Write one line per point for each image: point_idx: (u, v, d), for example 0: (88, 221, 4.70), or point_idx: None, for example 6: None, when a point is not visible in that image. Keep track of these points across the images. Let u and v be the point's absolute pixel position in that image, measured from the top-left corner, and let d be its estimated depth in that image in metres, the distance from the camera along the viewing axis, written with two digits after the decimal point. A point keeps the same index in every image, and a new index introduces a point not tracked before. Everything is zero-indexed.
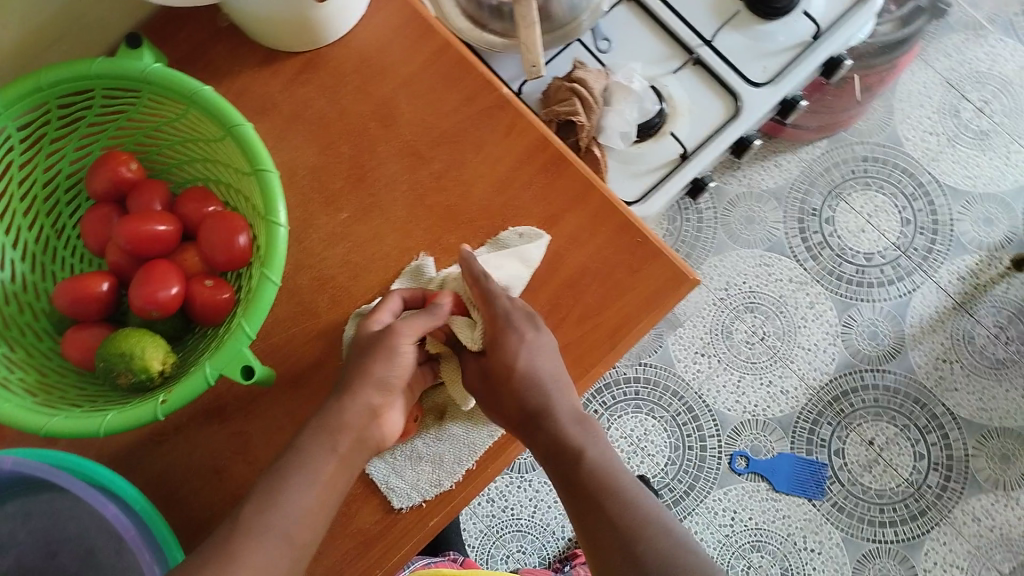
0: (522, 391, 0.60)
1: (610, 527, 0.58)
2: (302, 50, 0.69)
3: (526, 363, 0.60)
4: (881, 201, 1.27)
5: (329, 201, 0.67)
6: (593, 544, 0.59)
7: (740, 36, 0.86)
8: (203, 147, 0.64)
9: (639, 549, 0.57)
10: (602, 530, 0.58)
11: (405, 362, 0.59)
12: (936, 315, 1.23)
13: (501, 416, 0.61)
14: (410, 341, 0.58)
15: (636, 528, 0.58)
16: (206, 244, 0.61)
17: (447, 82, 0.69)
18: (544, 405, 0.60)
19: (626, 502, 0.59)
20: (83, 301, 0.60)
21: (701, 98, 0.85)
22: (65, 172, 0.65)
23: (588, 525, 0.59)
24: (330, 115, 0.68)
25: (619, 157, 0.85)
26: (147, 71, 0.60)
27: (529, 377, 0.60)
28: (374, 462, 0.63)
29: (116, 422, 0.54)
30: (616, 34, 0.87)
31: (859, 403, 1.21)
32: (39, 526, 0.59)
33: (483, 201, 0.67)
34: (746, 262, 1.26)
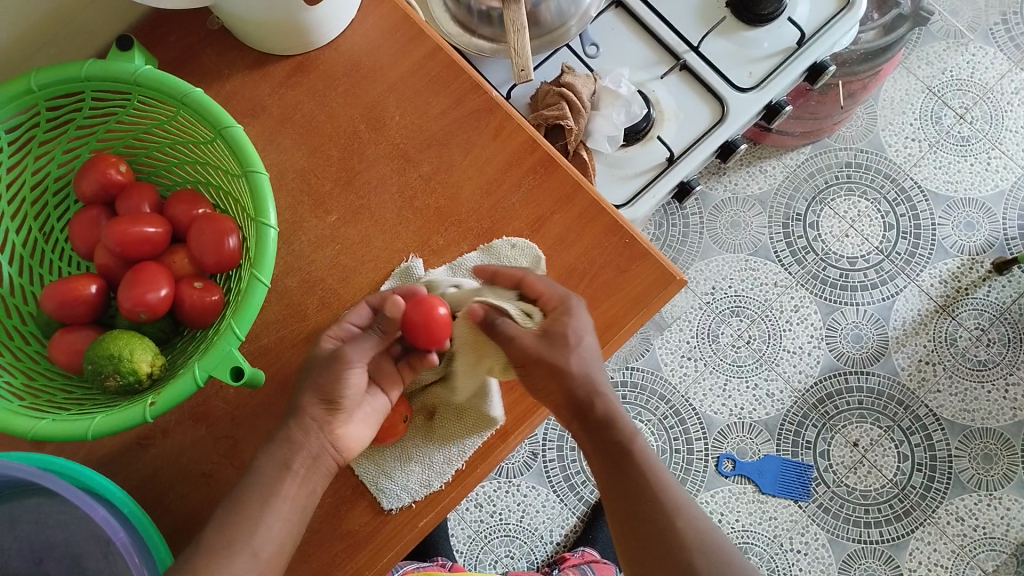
0: (565, 361, 0.58)
1: (652, 504, 0.59)
2: (291, 54, 0.69)
3: (578, 335, 0.58)
4: (864, 206, 1.29)
5: (318, 203, 0.67)
6: (626, 523, 0.60)
7: (726, 42, 0.87)
8: (192, 150, 0.64)
9: (678, 529, 0.59)
10: (645, 510, 0.59)
11: (358, 381, 0.58)
12: (918, 318, 1.25)
13: (551, 383, 0.58)
14: (360, 365, 0.58)
15: (677, 507, 0.60)
16: (195, 246, 0.61)
17: (436, 86, 0.69)
18: (597, 384, 0.59)
19: (662, 483, 0.60)
20: (71, 304, 0.60)
21: (687, 102, 0.86)
22: (52, 175, 0.65)
23: (623, 498, 0.59)
24: (319, 119, 0.69)
25: (606, 161, 0.85)
26: (136, 74, 0.60)
27: (584, 347, 0.58)
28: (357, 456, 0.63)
29: (104, 425, 0.54)
30: (604, 39, 0.88)
31: (844, 405, 1.22)
32: (26, 532, 0.59)
33: (472, 204, 0.67)
34: (731, 265, 1.27)
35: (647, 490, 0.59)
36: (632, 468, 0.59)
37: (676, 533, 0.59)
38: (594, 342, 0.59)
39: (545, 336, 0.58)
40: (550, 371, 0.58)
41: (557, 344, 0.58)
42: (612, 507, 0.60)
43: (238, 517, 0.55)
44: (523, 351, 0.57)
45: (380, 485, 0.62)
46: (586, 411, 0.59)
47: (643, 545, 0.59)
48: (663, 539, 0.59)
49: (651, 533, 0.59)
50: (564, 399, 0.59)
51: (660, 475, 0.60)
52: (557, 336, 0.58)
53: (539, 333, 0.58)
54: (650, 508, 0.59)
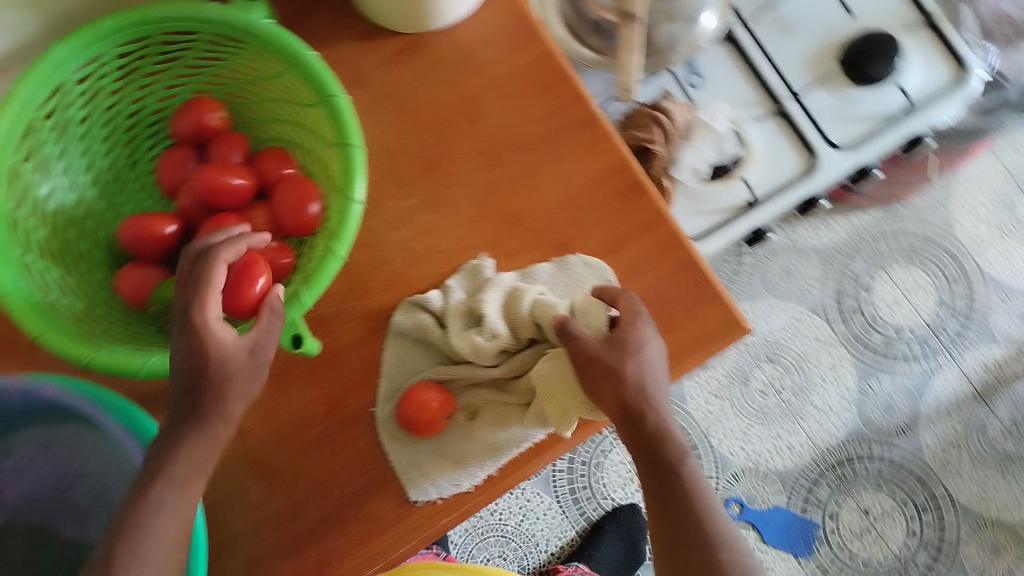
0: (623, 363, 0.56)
1: (693, 528, 0.55)
2: (402, 31, 0.69)
3: (639, 343, 0.57)
4: (921, 277, 1.27)
5: (400, 185, 0.67)
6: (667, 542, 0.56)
7: (829, 97, 0.86)
8: (289, 109, 0.64)
9: (719, 559, 0.55)
10: (685, 529, 0.56)
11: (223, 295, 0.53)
12: (953, 400, 1.23)
13: (607, 382, 0.56)
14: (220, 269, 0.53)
15: (721, 534, 0.56)
16: (277, 207, 0.61)
17: (539, 90, 0.68)
18: (649, 395, 0.57)
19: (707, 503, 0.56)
20: (146, 240, 0.60)
21: (778, 148, 0.85)
22: (150, 108, 0.65)
23: (666, 516, 0.56)
24: (417, 100, 0.68)
25: (686, 194, 0.84)
26: (254, 26, 0.59)
27: (644, 355, 0.57)
28: (394, 443, 0.63)
29: (161, 365, 0.55)
30: (709, 70, 0.87)
31: (862, 471, 1.21)
32: (58, 456, 0.59)
33: (553, 215, 0.66)
34: (776, 312, 1.26)
35: (689, 508, 0.56)
36: (675, 486, 0.56)
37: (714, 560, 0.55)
38: (657, 356, 0.58)
39: (606, 340, 0.58)
40: (608, 372, 0.56)
41: (615, 347, 0.57)
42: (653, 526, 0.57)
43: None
44: (584, 349, 0.57)
45: (413, 476, 0.62)
46: (640, 424, 0.57)
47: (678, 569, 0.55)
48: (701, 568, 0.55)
49: (688, 554, 0.55)
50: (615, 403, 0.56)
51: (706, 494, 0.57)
52: (619, 339, 0.57)
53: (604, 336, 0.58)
54: (690, 529, 0.56)
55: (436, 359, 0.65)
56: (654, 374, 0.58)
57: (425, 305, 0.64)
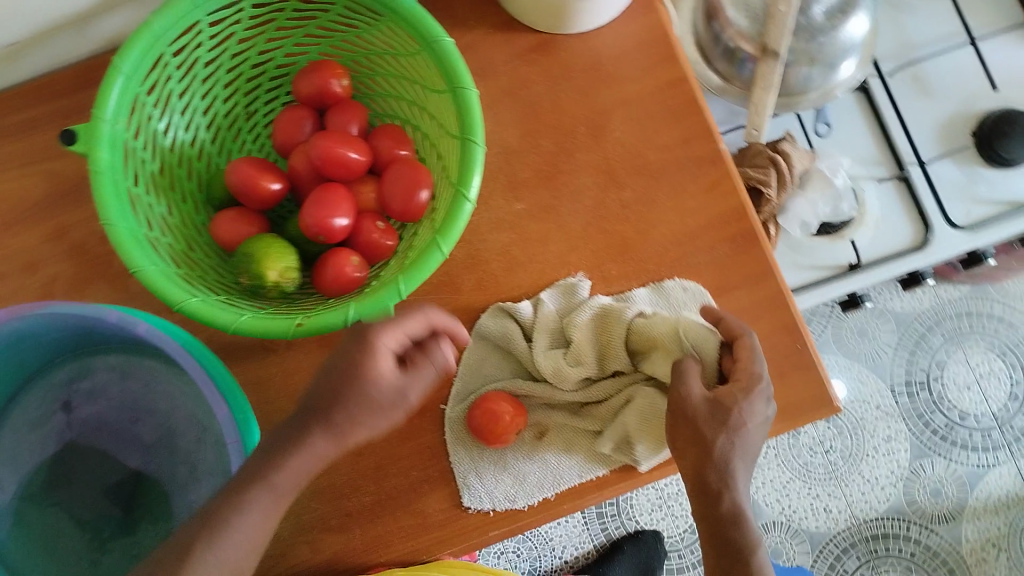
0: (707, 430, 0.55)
1: None
2: (540, 29, 0.67)
3: (745, 414, 0.55)
4: (998, 366, 1.22)
5: (511, 186, 0.65)
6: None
7: (957, 172, 0.82)
8: (415, 90, 0.62)
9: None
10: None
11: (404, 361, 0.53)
12: (1004, 498, 1.19)
13: (682, 443, 0.56)
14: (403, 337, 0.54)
15: None
16: (387, 190, 0.60)
17: (670, 116, 0.66)
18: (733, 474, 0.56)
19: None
20: (251, 193, 0.59)
21: (893, 216, 0.81)
22: (276, 61, 0.64)
23: None
24: (544, 103, 0.66)
25: (789, 243, 0.81)
26: (397, 1, 0.57)
27: (743, 428, 0.55)
28: (457, 445, 0.62)
29: (248, 326, 0.54)
30: (839, 121, 0.84)
31: (894, 551, 1.18)
32: (133, 389, 0.60)
33: (660, 248, 0.64)
34: (841, 371, 1.22)
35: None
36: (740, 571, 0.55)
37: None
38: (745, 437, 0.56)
39: (712, 400, 0.56)
40: (691, 435, 0.55)
41: (718, 411, 0.55)
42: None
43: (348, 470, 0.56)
44: (682, 402, 0.56)
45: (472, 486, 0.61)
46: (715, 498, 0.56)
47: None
48: None
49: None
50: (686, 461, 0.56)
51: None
52: (723, 405, 0.55)
53: (710, 394, 0.56)
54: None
55: (514, 370, 0.64)
56: (746, 452, 0.56)
57: (514, 314, 0.63)
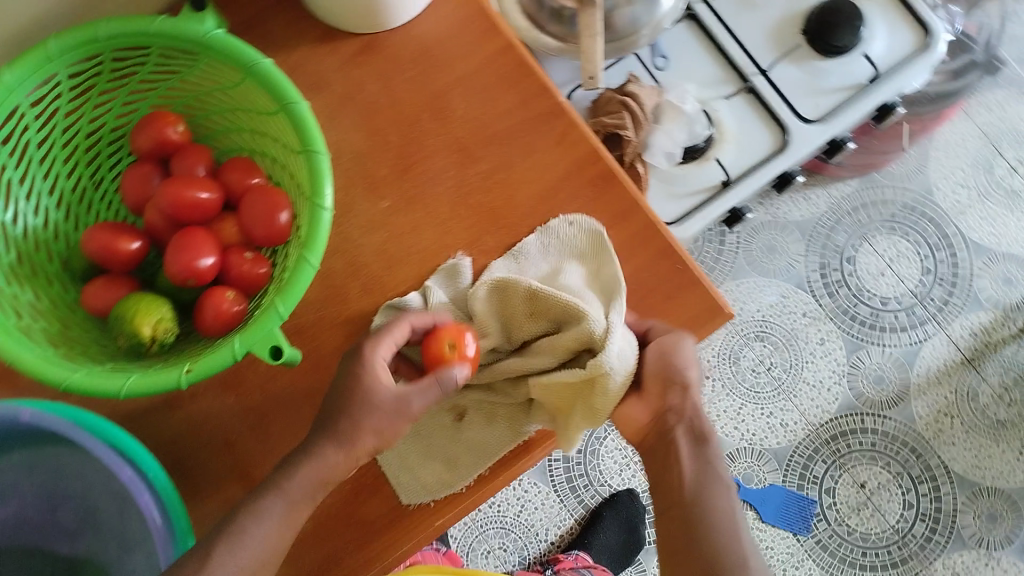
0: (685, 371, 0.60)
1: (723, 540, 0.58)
2: (361, 32, 0.68)
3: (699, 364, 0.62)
4: (904, 246, 1.27)
5: (372, 187, 0.66)
6: (684, 542, 0.58)
7: (798, 71, 0.86)
8: (251, 118, 0.63)
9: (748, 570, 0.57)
10: (714, 537, 0.58)
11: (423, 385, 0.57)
12: (943, 368, 1.23)
13: (663, 386, 0.60)
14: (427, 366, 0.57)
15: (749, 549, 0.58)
16: (246, 218, 0.60)
17: (505, 83, 0.68)
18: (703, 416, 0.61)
19: (735, 524, 0.59)
20: (112, 256, 0.59)
21: (750, 127, 0.85)
22: (109, 125, 0.65)
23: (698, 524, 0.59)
24: (382, 101, 0.68)
25: (660, 176, 0.84)
26: (207, 36, 0.59)
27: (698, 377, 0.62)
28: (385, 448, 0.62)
29: (137, 385, 0.54)
30: (674, 52, 0.87)
31: (856, 445, 1.21)
32: (44, 480, 0.59)
33: (528, 209, 0.66)
34: (762, 290, 1.26)
35: (712, 518, 0.58)
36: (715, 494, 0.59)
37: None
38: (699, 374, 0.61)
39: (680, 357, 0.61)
40: (664, 379, 0.60)
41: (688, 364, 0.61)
42: (672, 524, 0.59)
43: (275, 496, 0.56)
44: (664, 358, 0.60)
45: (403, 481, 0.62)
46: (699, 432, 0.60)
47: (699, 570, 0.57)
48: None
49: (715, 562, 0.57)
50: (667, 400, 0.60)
51: (738, 514, 0.59)
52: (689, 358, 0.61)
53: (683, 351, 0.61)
54: (716, 539, 0.58)
55: None
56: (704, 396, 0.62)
57: (404, 307, 0.63)
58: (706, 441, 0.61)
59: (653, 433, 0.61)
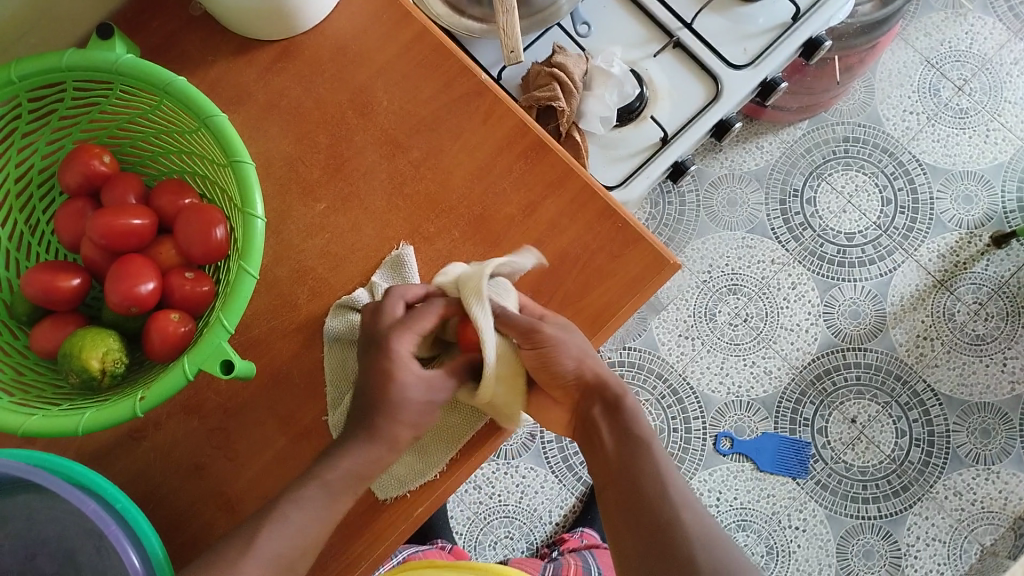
0: (567, 364, 0.61)
1: (653, 498, 0.60)
2: (275, 39, 0.68)
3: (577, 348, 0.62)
4: (861, 180, 1.28)
5: (308, 191, 0.66)
6: (621, 506, 0.61)
7: (720, 18, 0.87)
8: (176, 139, 0.63)
9: (683, 522, 0.59)
10: (647, 497, 0.60)
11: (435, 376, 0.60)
12: (916, 293, 1.24)
13: (557, 383, 0.63)
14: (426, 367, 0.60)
15: (682, 500, 0.60)
16: (182, 237, 0.60)
17: (425, 70, 0.68)
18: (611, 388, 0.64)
19: (665, 479, 0.61)
20: (54, 295, 0.59)
21: (681, 80, 0.86)
22: (36, 167, 0.64)
23: (627, 493, 0.61)
24: (306, 104, 0.68)
25: (600, 142, 0.86)
26: (117, 63, 0.59)
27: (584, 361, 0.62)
28: None
29: (94, 420, 0.54)
30: (595, 17, 0.88)
31: (842, 382, 1.22)
32: (19, 528, 0.58)
33: (464, 191, 0.66)
34: (728, 243, 1.26)
35: (641, 481, 0.61)
36: (639, 458, 0.62)
37: (681, 527, 0.58)
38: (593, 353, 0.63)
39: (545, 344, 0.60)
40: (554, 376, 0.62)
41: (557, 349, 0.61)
42: (609, 494, 0.62)
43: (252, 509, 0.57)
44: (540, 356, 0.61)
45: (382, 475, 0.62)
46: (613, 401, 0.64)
47: (636, 531, 0.59)
48: (662, 529, 0.58)
49: (651, 519, 0.59)
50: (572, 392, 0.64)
51: (668, 471, 0.61)
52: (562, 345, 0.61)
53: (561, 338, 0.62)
54: (648, 498, 0.60)
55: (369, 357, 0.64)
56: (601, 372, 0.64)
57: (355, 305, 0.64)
58: (620, 410, 0.64)
59: (575, 420, 0.66)
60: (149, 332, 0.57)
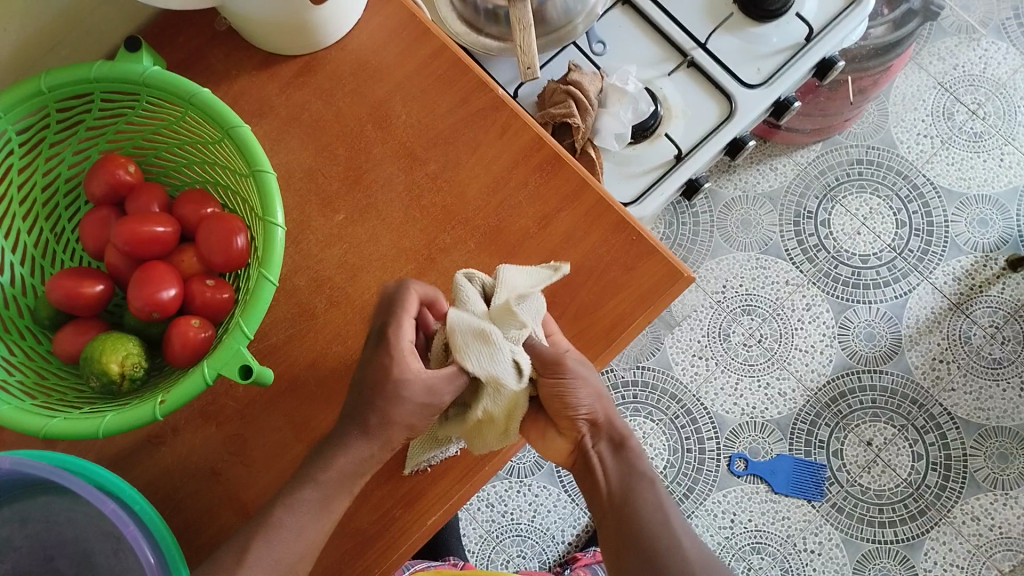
0: (581, 400, 0.61)
1: (656, 528, 0.61)
2: (297, 54, 0.70)
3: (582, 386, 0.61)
4: (876, 202, 1.28)
5: (327, 202, 0.68)
6: (624, 537, 0.61)
7: (733, 39, 0.88)
8: (200, 149, 0.65)
9: (684, 552, 0.60)
10: (647, 527, 0.61)
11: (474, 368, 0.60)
12: (932, 316, 1.24)
13: (567, 417, 0.62)
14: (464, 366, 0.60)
15: (683, 531, 0.61)
16: (204, 245, 0.61)
17: (443, 84, 0.69)
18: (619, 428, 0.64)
19: (666, 514, 0.62)
20: (77, 299, 0.60)
21: (695, 99, 0.88)
22: (62, 176, 0.66)
23: (625, 523, 0.62)
24: (327, 117, 0.69)
25: (614, 159, 0.87)
26: (145, 74, 0.60)
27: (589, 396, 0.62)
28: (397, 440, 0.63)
29: (115, 422, 0.54)
30: (611, 37, 0.90)
31: (857, 404, 1.21)
32: (37, 530, 0.59)
33: (480, 202, 0.67)
34: (742, 263, 1.27)
35: (642, 513, 0.62)
36: (642, 488, 0.63)
37: (683, 557, 0.59)
38: (600, 387, 0.63)
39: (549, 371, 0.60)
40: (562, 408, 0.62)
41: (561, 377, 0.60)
42: (609, 528, 0.63)
43: (268, 513, 0.57)
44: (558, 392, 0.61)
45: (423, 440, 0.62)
46: (617, 436, 0.64)
47: (641, 558, 0.60)
48: (666, 560, 0.59)
49: (654, 550, 0.60)
50: (577, 427, 0.63)
51: (667, 500, 0.63)
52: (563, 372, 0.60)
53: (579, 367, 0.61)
54: (652, 533, 0.61)
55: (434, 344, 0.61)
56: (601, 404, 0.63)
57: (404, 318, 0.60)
58: (623, 447, 0.64)
59: (574, 453, 0.65)
60: (171, 335, 0.58)
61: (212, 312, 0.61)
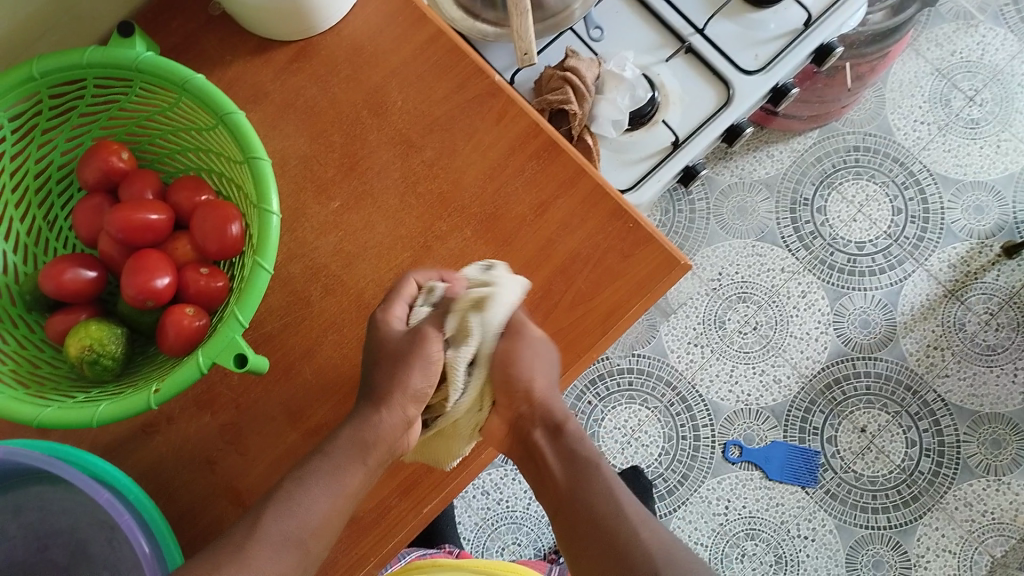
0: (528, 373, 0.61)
1: (610, 515, 0.60)
2: (292, 40, 0.69)
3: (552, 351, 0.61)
4: (872, 189, 1.28)
5: (322, 190, 0.67)
6: (578, 530, 0.60)
7: (732, 25, 0.88)
8: (194, 136, 0.64)
9: (638, 537, 0.58)
10: (600, 514, 0.60)
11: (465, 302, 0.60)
12: (927, 303, 1.24)
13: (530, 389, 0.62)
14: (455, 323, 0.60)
15: (639, 517, 0.60)
16: (198, 233, 0.60)
17: (439, 71, 0.69)
18: (558, 414, 0.65)
19: (615, 498, 0.61)
20: (70, 288, 0.59)
21: (692, 86, 0.87)
22: (55, 163, 0.65)
23: (577, 516, 0.61)
24: (322, 104, 0.68)
25: (611, 146, 0.87)
26: (137, 61, 0.60)
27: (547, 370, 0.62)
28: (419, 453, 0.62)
29: (109, 412, 0.54)
30: (608, 23, 0.89)
31: (852, 391, 1.22)
32: (31, 520, 0.58)
33: (476, 189, 0.66)
34: (738, 250, 1.26)
35: (592, 501, 0.61)
36: (590, 476, 0.62)
37: (638, 543, 0.58)
38: (555, 378, 0.62)
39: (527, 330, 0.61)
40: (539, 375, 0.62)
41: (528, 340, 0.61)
42: (563, 521, 0.62)
43: (266, 499, 0.57)
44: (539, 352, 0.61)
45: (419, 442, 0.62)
46: (556, 422, 0.64)
47: (597, 548, 0.59)
48: (624, 547, 0.58)
49: (610, 534, 0.59)
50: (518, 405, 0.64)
51: (617, 487, 0.62)
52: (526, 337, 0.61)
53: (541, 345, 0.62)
54: (603, 521, 0.59)
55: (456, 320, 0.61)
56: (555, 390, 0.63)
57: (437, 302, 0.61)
58: (564, 434, 0.64)
59: (515, 443, 0.65)
60: (165, 324, 0.57)
61: (199, 300, 0.61)
